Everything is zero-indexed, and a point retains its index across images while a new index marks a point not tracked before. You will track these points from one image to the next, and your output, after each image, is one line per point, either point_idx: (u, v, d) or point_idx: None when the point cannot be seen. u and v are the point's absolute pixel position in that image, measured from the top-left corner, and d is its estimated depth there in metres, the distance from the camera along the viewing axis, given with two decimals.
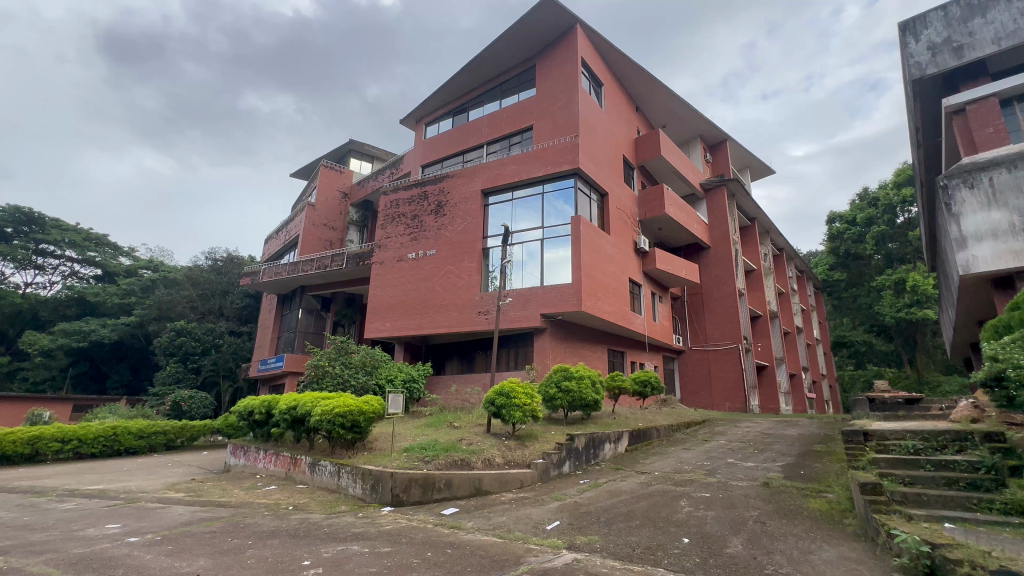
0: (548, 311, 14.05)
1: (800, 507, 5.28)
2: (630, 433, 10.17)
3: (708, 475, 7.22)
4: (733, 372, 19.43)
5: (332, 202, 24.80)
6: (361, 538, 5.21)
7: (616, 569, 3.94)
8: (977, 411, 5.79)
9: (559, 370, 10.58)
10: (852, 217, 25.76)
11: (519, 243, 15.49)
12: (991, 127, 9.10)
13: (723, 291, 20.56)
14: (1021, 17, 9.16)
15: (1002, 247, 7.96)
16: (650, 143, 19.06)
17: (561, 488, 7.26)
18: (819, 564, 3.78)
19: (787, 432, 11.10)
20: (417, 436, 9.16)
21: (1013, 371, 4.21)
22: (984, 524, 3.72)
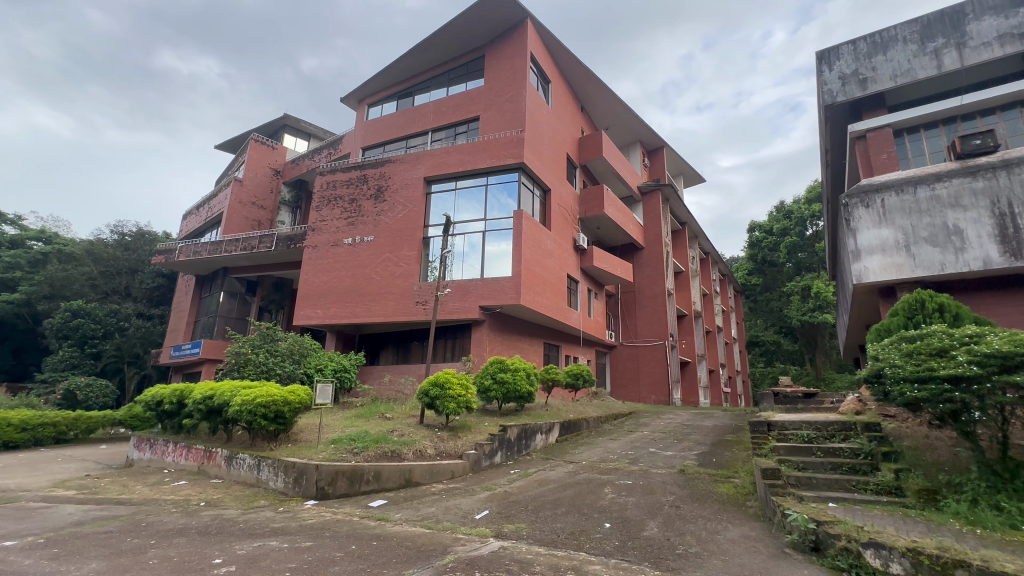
0: (486, 304, 14.09)
1: (710, 491, 5.73)
2: (560, 424, 10.47)
3: (630, 464, 7.61)
4: (659, 367, 20.60)
5: (261, 179, 23.19)
6: (280, 534, 4.97)
7: (541, 555, 4.05)
8: (861, 405, 6.54)
9: (495, 362, 10.68)
10: (770, 227, 28.05)
11: (460, 234, 15.36)
12: (885, 153, 10.28)
13: (654, 290, 21.67)
14: (914, 58, 10.26)
15: (888, 260, 9.03)
16: (593, 144, 19.57)
17: (492, 479, 7.35)
18: (723, 542, 4.12)
19: (703, 423, 11.93)
20: (346, 428, 8.87)
21: (889, 368, 4.56)
22: (860, 503, 4.24)
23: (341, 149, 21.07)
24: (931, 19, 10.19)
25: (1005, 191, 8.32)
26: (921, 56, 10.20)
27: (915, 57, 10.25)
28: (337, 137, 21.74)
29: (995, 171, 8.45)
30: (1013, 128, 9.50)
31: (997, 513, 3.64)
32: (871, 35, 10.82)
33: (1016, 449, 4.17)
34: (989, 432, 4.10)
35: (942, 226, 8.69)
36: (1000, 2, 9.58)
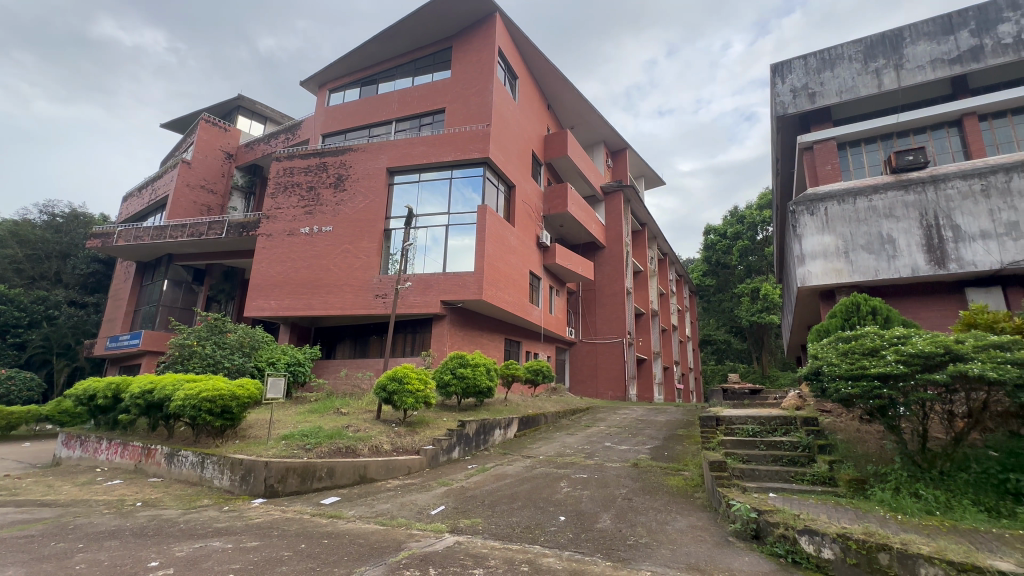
0: (447, 298, 13.95)
1: (662, 484, 5.93)
2: (519, 419, 10.53)
3: (586, 458, 7.77)
4: (617, 363, 21.10)
5: (212, 162, 21.98)
6: (224, 533, 4.75)
7: (496, 549, 4.07)
8: (801, 401, 6.96)
9: (456, 357, 10.62)
10: (724, 230, 29.22)
11: (423, 227, 15.13)
12: (829, 164, 10.92)
13: (614, 288, 22.15)
14: (857, 76, 10.92)
15: (829, 265, 9.61)
16: (558, 142, 19.72)
17: (449, 474, 7.29)
18: (672, 532, 4.28)
19: (657, 418, 12.33)
20: (299, 423, 8.58)
21: (827, 366, 4.86)
22: (797, 492, 4.51)
23: (299, 135, 20.27)
24: (874, 41, 10.88)
25: (932, 205, 9.01)
26: (864, 75, 10.88)
27: (859, 75, 10.91)
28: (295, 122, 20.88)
29: (924, 185, 9.13)
30: (941, 146, 10.27)
31: (915, 500, 3.99)
32: (820, 51, 11.45)
33: (933, 442, 4.57)
34: (911, 426, 4.46)
35: (877, 235, 9.32)
36: (933, 30, 10.34)
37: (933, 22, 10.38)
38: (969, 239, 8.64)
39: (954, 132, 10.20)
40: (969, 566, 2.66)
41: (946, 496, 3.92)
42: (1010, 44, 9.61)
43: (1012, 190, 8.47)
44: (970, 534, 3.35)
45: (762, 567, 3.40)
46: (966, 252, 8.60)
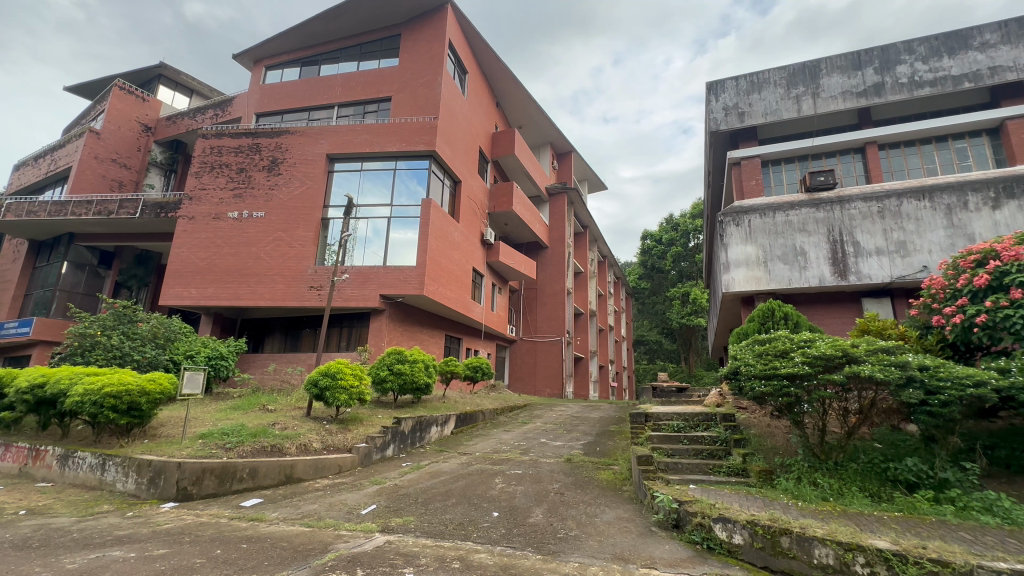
0: (387, 292, 13.58)
1: (593, 478, 6.16)
2: (456, 416, 10.49)
3: (521, 454, 7.90)
4: (555, 361, 21.56)
5: (126, 134, 19.93)
6: (126, 542, 4.34)
7: (427, 547, 4.02)
8: (721, 399, 7.50)
9: (393, 353, 10.36)
10: (659, 236, 30.72)
11: (364, 217, 14.64)
12: (754, 180, 11.81)
13: (555, 288, 22.60)
14: (780, 100, 11.87)
15: (750, 273, 10.38)
16: (505, 140, 19.78)
17: (382, 472, 7.13)
18: (600, 524, 4.45)
19: (591, 415, 12.75)
20: (219, 421, 8.02)
21: (744, 367, 5.26)
22: (714, 483, 4.85)
23: (230, 112, 18.87)
24: (795, 70, 11.90)
25: (838, 222, 9.99)
26: (786, 100, 11.84)
27: (782, 100, 11.86)
28: (226, 97, 19.40)
29: (832, 205, 10.11)
30: (848, 170, 11.39)
31: (814, 488, 4.42)
32: (749, 74, 12.33)
33: (830, 436, 5.09)
34: (812, 421, 4.93)
35: (791, 247, 10.19)
36: (845, 64, 11.47)
37: (845, 57, 11.52)
38: (867, 254, 9.65)
39: (858, 158, 11.37)
40: (853, 545, 3.02)
41: (838, 484, 4.38)
42: (906, 83, 10.84)
43: (901, 213, 9.60)
44: (855, 516, 3.78)
45: (680, 554, 3.62)
46: (864, 266, 9.61)
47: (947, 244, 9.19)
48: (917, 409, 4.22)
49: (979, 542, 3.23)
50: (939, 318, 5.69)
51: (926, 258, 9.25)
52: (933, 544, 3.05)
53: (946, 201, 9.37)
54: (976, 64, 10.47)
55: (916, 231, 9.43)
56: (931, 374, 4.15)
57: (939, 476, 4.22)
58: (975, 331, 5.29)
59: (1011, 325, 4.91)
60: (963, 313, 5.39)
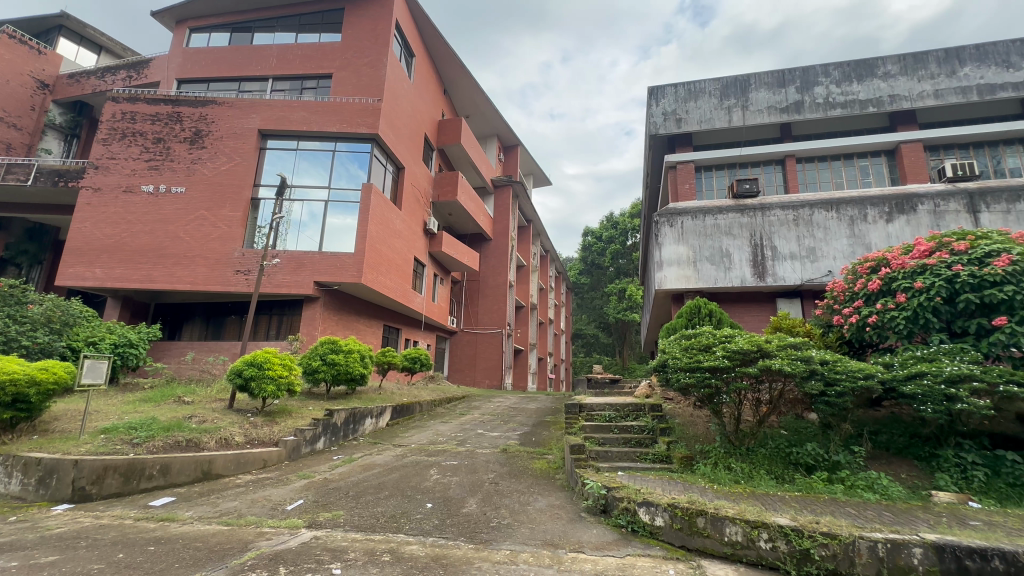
0: (322, 279, 13.00)
1: (527, 467, 6.28)
2: (392, 408, 10.26)
3: (458, 446, 7.88)
4: (495, 353, 21.68)
5: (16, 89, 17.38)
6: (7, 550, 3.85)
7: (357, 541, 3.92)
8: (650, 390, 7.93)
9: (326, 342, 9.94)
10: (600, 234, 31.69)
11: (299, 200, 13.90)
12: (688, 184, 12.46)
13: (497, 280, 22.68)
14: (714, 109, 12.59)
15: (682, 272, 10.98)
16: (451, 129, 19.47)
17: (311, 466, 6.83)
18: (532, 512, 4.55)
19: (528, 406, 12.96)
20: (125, 414, 7.33)
21: (671, 360, 5.57)
22: (640, 469, 5.13)
23: (146, 75, 17.10)
24: (728, 83, 12.67)
25: (759, 228, 10.81)
26: (718, 110, 12.57)
27: (715, 110, 12.59)
28: (142, 59, 17.54)
29: (754, 211, 10.93)
30: (770, 180, 12.32)
31: (727, 472, 4.78)
32: (687, 83, 12.95)
33: (743, 425, 5.52)
34: (729, 411, 5.33)
35: (718, 249, 10.89)
36: (771, 81, 12.38)
37: (771, 75, 12.42)
38: (783, 258, 10.51)
39: (779, 169, 12.33)
40: (758, 523, 3.32)
41: (748, 467, 4.78)
42: (822, 103, 11.88)
43: (813, 222, 10.55)
44: (762, 496, 4.15)
45: (607, 537, 3.79)
46: (780, 269, 10.47)
47: (849, 252, 10.21)
48: (818, 399, 4.68)
49: (862, 515, 3.68)
50: (838, 318, 6.34)
51: (831, 263, 10.24)
52: (824, 519, 3.41)
53: (850, 213, 10.40)
54: (879, 91, 11.66)
55: (824, 239, 10.40)
56: (829, 367, 4.63)
57: (832, 459, 4.73)
58: (867, 330, 5.95)
59: (895, 325, 5.57)
60: (858, 314, 6.04)
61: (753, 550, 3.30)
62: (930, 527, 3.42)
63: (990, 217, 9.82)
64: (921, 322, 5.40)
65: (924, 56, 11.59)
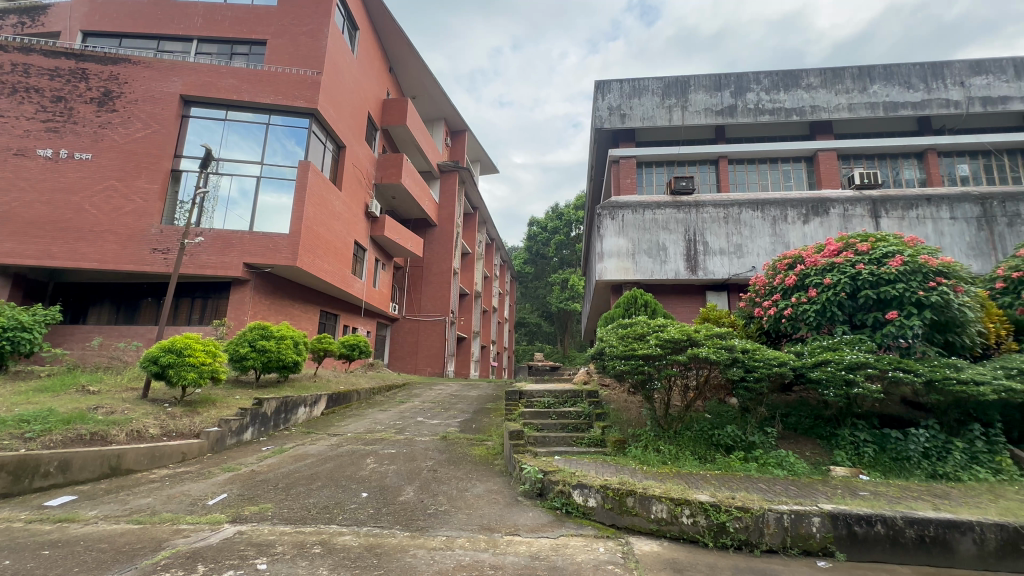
0: (252, 261, 12.20)
1: (467, 454, 6.29)
2: (328, 396, 9.90)
3: (397, 433, 7.74)
4: (438, 340, 21.46)
5: None
6: None
7: (285, 534, 3.76)
8: (588, 376, 8.21)
9: (256, 328, 9.35)
10: (545, 224, 32.13)
11: (229, 174, 12.93)
12: (629, 178, 12.91)
13: (441, 267, 22.37)
14: (656, 107, 13.03)
15: (621, 264, 11.37)
16: (396, 109, 18.81)
17: (236, 458, 6.44)
18: (470, 498, 4.57)
19: (469, 393, 12.99)
20: (17, 406, 6.53)
21: (608, 348, 5.77)
22: (575, 453, 5.31)
23: (43, 22, 15.02)
24: (669, 82, 13.14)
25: (693, 224, 11.40)
26: (660, 108, 13.03)
27: (657, 108, 13.03)
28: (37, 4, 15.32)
29: (689, 208, 11.50)
30: (704, 179, 12.98)
31: (656, 454, 5.06)
32: (632, 80, 13.27)
33: (672, 409, 5.85)
34: (659, 397, 5.63)
35: (655, 243, 11.38)
36: (708, 84, 12.99)
37: (709, 78, 13.03)
38: (714, 253, 11.16)
39: (713, 169, 13.02)
40: (682, 500, 3.54)
41: (675, 449, 5.08)
42: (752, 108, 12.65)
43: (741, 220, 11.27)
44: (686, 475, 4.43)
45: (542, 520, 3.89)
46: (710, 263, 11.11)
47: (771, 250, 11.02)
48: (738, 384, 5.04)
49: (771, 490, 4.03)
50: (759, 310, 6.85)
51: (755, 259, 11.01)
52: (741, 494, 3.70)
53: (773, 213, 11.22)
54: (802, 101, 12.59)
55: (749, 236, 11.16)
56: (750, 355, 4.99)
57: (749, 440, 5.13)
58: (782, 321, 6.48)
59: (806, 317, 6.11)
60: (776, 307, 6.57)
61: (677, 525, 3.52)
62: (828, 498, 3.81)
63: (889, 222, 10.94)
64: (828, 315, 5.96)
65: (842, 72, 12.63)
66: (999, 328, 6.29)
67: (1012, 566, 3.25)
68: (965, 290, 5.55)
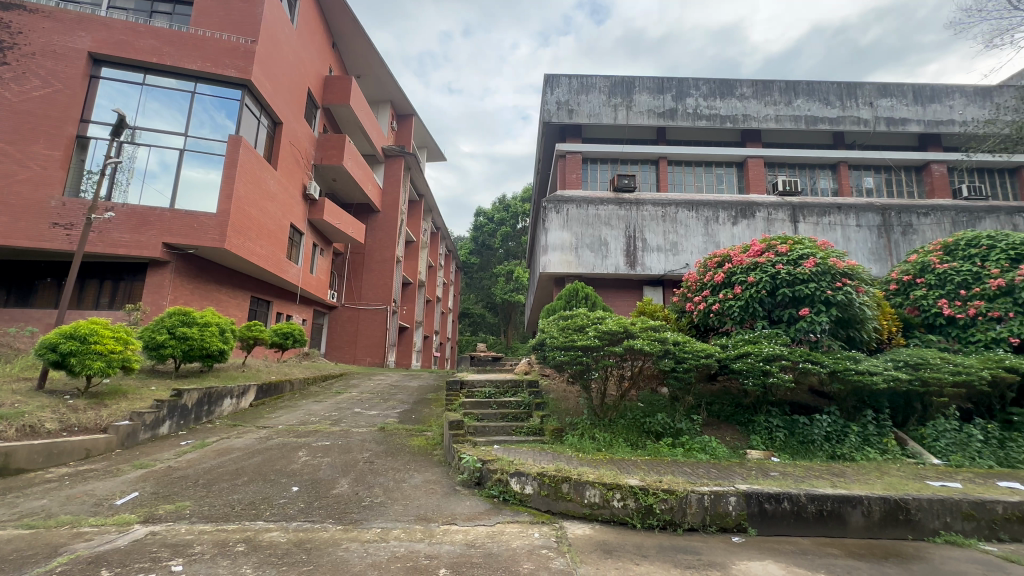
0: (173, 241, 11.23)
1: (405, 445, 6.20)
2: (257, 387, 9.37)
3: (332, 425, 7.49)
4: (378, 330, 20.89)
5: None
6: None
7: (205, 533, 3.53)
8: (529, 367, 8.35)
9: (177, 314, 8.61)
10: (491, 215, 32.15)
11: (147, 145, 11.78)
12: (575, 173, 13.16)
13: (383, 254, 21.72)
14: (602, 105, 13.32)
15: (564, 258, 11.60)
16: (339, 87, 17.93)
17: (151, 454, 5.94)
18: (407, 489, 4.52)
19: (410, 383, 12.82)
20: None
21: (548, 339, 5.89)
22: (514, 442, 5.39)
23: None
24: (616, 82, 13.47)
25: (633, 221, 11.83)
26: (606, 106, 13.34)
27: (603, 106, 13.34)
28: None
29: (630, 205, 11.92)
30: (645, 178, 13.49)
31: (591, 441, 5.25)
32: (580, 76, 13.47)
33: (608, 398, 6.07)
34: (596, 387, 5.81)
35: (598, 238, 11.70)
36: (652, 86, 13.47)
37: (653, 81, 13.50)
38: (652, 250, 11.66)
39: (653, 169, 13.56)
40: (613, 485, 3.70)
41: (609, 437, 5.29)
42: (691, 113, 13.28)
43: (677, 219, 11.84)
44: (618, 462, 4.62)
45: (478, 508, 3.92)
46: (648, 259, 11.60)
47: (703, 248, 11.69)
48: (669, 374, 5.32)
49: (694, 473, 4.31)
50: (690, 305, 7.26)
51: (689, 257, 11.63)
52: (667, 478, 3.92)
53: (706, 214, 11.88)
54: (736, 110, 13.38)
55: (684, 235, 11.75)
56: (680, 348, 5.28)
57: (677, 427, 5.44)
58: (710, 316, 6.91)
59: (731, 312, 6.54)
60: (705, 302, 6.98)
61: (608, 509, 3.68)
62: (743, 478, 4.14)
63: (806, 227, 11.90)
64: (750, 310, 6.42)
65: (771, 85, 13.54)
66: (891, 325, 7.10)
67: (892, 533, 3.69)
68: (865, 290, 6.21)
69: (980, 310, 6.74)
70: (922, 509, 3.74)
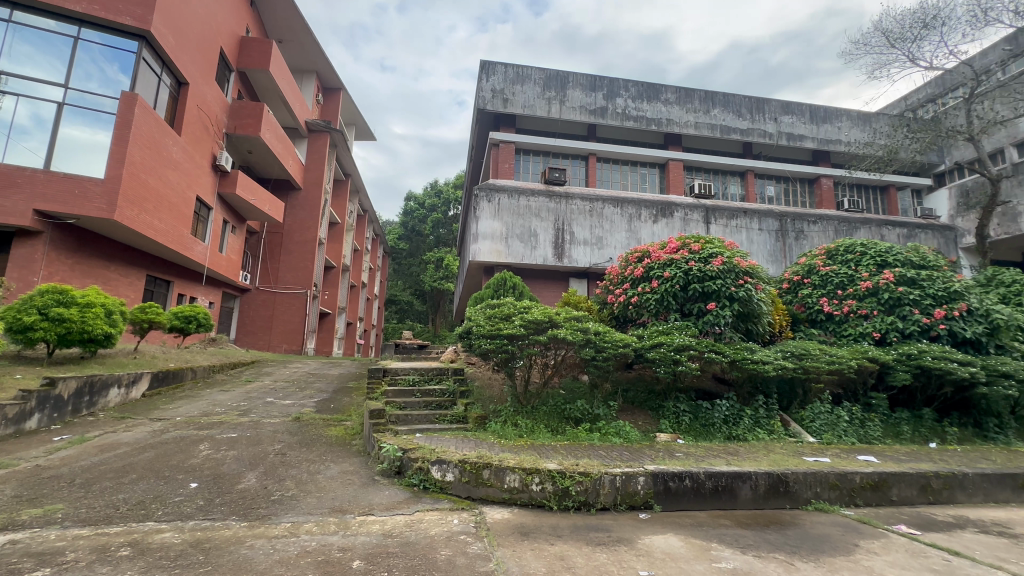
0: (48, 208, 9.76)
1: (321, 435, 5.93)
2: (152, 375, 8.46)
3: (240, 416, 6.96)
4: (296, 315, 19.69)
5: None
6: None
7: (82, 538, 3.15)
8: (455, 355, 8.32)
9: (49, 292, 7.47)
10: (422, 201, 31.47)
11: (15, 94, 10.01)
12: (507, 164, 13.22)
13: (304, 234, 20.42)
14: (537, 97, 13.42)
15: (494, 247, 11.62)
16: (257, 50, 16.44)
17: (12, 452, 5.15)
18: (322, 481, 4.33)
19: (329, 372, 12.26)
20: None
21: (474, 328, 5.87)
22: (437, 430, 5.35)
23: None
24: (550, 75, 13.61)
25: (562, 213, 12.11)
26: (541, 98, 13.46)
27: (538, 98, 13.43)
28: None
29: (560, 199, 12.19)
30: (575, 172, 13.87)
31: (514, 428, 5.36)
32: (515, 66, 13.44)
33: (531, 386, 6.19)
34: (520, 375, 5.92)
35: (528, 228, 11.85)
36: (585, 83, 13.80)
37: (586, 78, 13.84)
38: (578, 242, 12.03)
39: (583, 164, 13.97)
40: (532, 470, 3.81)
41: (531, 423, 5.43)
42: (621, 113, 13.80)
43: (603, 215, 12.31)
44: (538, 447, 4.76)
45: (397, 497, 3.86)
46: (575, 252, 11.97)
47: (626, 243, 12.28)
48: (590, 362, 5.54)
49: (608, 455, 4.56)
50: (611, 297, 7.60)
51: (612, 251, 12.16)
52: (583, 461, 4.11)
53: (629, 211, 12.47)
54: (660, 114, 14.12)
55: (609, 230, 12.26)
56: (600, 338, 5.52)
57: (594, 413, 5.71)
58: (629, 307, 7.28)
59: (648, 304, 6.95)
60: (626, 295, 7.34)
61: (527, 492, 3.78)
62: (651, 460, 4.44)
63: (716, 228, 12.90)
64: (665, 303, 6.86)
65: (692, 93, 14.45)
66: (782, 319, 7.95)
67: (773, 504, 4.15)
68: (763, 288, 6.86)
69: (852, 308, 7.75)
70: (798, 481, 4.24)
